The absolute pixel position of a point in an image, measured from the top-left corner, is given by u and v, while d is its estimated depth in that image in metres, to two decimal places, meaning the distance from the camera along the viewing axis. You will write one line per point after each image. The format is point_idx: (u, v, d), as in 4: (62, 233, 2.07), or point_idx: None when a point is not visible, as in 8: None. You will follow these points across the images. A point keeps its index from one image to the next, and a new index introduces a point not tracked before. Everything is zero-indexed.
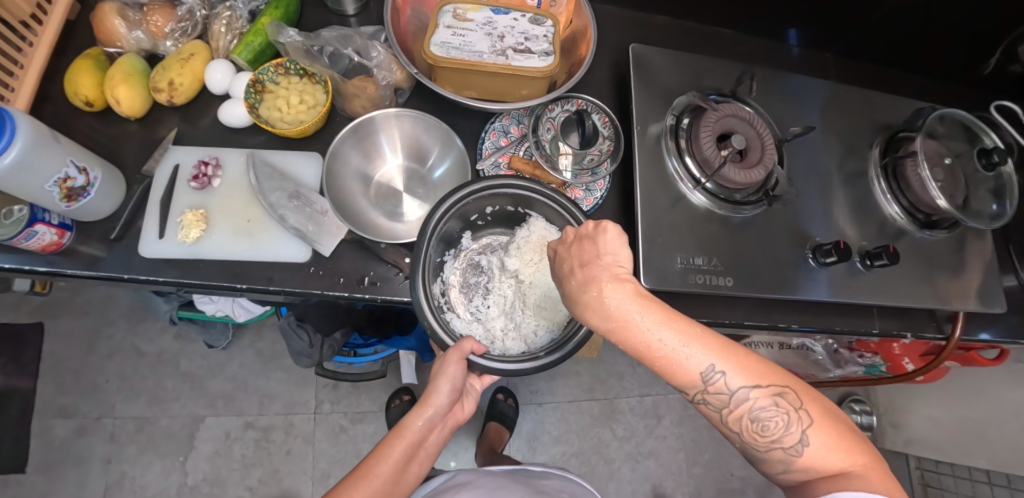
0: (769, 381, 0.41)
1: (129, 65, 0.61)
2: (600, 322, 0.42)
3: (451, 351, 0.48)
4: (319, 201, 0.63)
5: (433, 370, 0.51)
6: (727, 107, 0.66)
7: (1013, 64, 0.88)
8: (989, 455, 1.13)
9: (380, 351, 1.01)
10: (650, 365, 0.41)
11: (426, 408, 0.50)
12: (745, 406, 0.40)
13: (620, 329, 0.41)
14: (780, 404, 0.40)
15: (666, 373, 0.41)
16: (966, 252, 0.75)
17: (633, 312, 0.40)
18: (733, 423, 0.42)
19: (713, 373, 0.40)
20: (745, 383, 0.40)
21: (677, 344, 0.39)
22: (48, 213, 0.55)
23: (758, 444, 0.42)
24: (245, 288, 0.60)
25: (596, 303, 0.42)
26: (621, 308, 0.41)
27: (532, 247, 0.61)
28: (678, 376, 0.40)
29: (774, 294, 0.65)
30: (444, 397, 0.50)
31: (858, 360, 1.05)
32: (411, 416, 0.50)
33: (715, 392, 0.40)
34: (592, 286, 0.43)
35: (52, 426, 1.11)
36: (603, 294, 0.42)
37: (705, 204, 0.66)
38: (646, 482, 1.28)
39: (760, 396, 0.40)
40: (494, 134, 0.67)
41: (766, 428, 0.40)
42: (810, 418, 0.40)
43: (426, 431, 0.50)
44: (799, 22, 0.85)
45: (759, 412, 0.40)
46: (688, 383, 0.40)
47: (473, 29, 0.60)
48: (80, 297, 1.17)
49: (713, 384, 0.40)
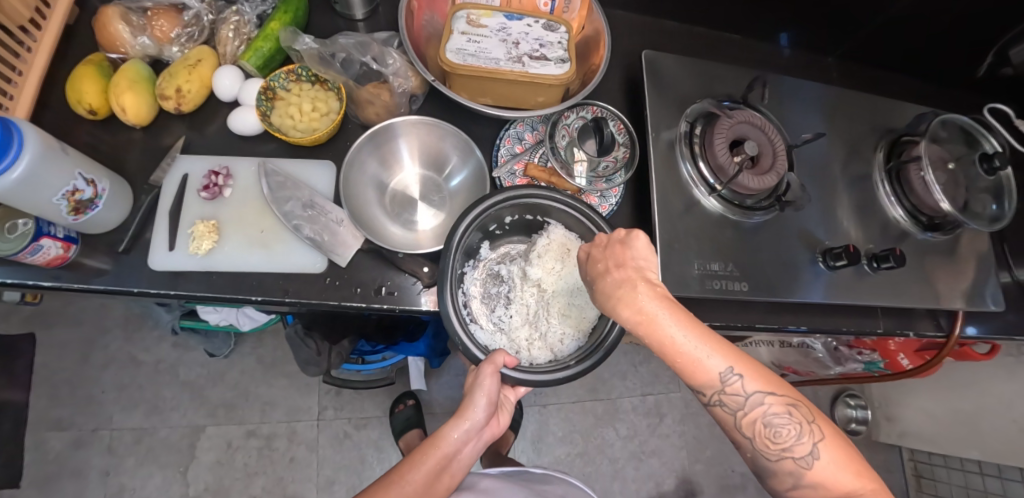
0: (783, 391, 0.41)
1: (134, 72, 0.59)
2: (628, 316, 0.43)
3: (485, 365, 0.51)
4: (334, 210, 0.61)
5: (469, 387, 0.55)
6: (741, 114, 0.66)
7: (1004, 68, 0.89)
8: (981, 446, 1.20)
9: (389, 357, 1.01)
10: (671, 361, 0.42)
11: (462, 421, 0.55)
12: (759, 411, 0.41)
13: (646, 323, 0.42)
14: (793, 414, 0.40)
15: (685, 370, 0.41)
16: (965, 252, 0.77)
17: (661, 310, 0.42)
18: (746, 427, 0.41)
19: (729, 375, 0.40)
20: (760, 389, 0.40)
21: (699, 342, 0.40)
22: (53, 227, 0.53)
23: (768, 452, 0.41)
24: (259, 300, 0.58)
25: (626, 298, 0.43)
26: (650, 304, 0.42)
27: (553, 254, 0.61)
28: (696, 375, 0.41)
29: (788, 298, 0.66)
30: (478, 412, 0.55)
31: (857, 357, 1.05)
32: (448, 428, 0.55)
33: (731, 393, 0.41)
34: (624, 285, 0.44)
35: (47, 439, 1.08)
36: (633, 292, 0.43)
37: (719, 209, 0.66)
38: (650, 480, 1.29)
39: (774, 403, 0.41)
40: (509, 141, 0.67)
41: (778, 435, 0.40)
42: (822, 433, 0.40)
43: (460, 444, 0.55)
44: (801, 28, 0.86)
45: (772, 417, 0.40)
46: (705, 382, 0.41)
47: (488, 35, 0.59)
48: (73, 306, 1.15)
49: (730, 385, 0.40)
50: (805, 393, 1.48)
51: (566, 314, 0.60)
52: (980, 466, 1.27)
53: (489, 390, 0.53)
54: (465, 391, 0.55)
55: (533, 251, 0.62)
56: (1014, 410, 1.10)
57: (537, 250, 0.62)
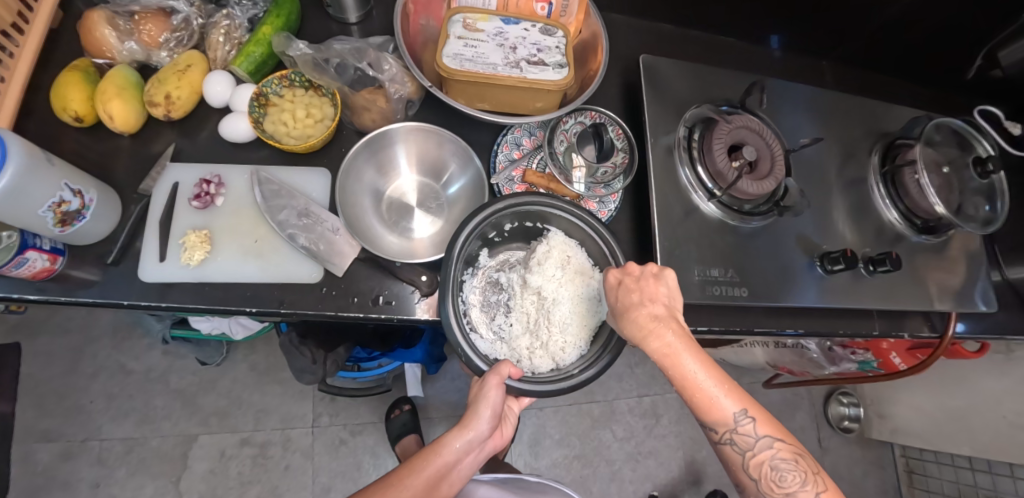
0: (788, 440, 0.45)
1: (121, 78, 0.58)
2: (655, 347, 0.45)
3: (490, 376, 0.51)
4: (330, 219, 0.60)
5: (474, 397, 0.54)
6: (739, 119, 0.67)
7: (994, 70, 0.90)
8: (971, 442, 1.23)
9: (385, 364, 1.00)
10: (690, 395, 0.44)
11: (464, 431, 0.54)
12: (766, 454, 0.44)
13: (671, 356, 0.44)
14: (798, 461, 0.44)
15: (702, 406, 0.44)
16: (958, 254, 0.78)
17: (688, 347, 0.44)
18: (752, 469, 0.44)
19: (743, 416, 0.44)
20: (769, 433, 0.44)
21: (720, 384, 0.44)
22: (38, 238, 0.52)
23: (771, 495, 0.44)
24: (255, 311, 0.57)
25: (655, 330, 0.45)
26: (679, 340, 0.45)
27: (553, 262, 0.61)
28: (712, 412, 0.44)
29: (786, 302, 0.66)
30: (481, 423, 0.54)
31: (851, 357, 1.05)
32: (450, 437, 0.55)
33: (742, 434, 0.44)
34: (654, 319, 0.46)
35: (34, 451, 1.05)
36: (663, 326, 0.45)
37: (717, 214, 0.66)
38: (647, 481, 1.29)
39: (782, 449, 0.44)
40: (507, 147, 0.66)
41: (783, 479, 0.43)
42: (823, 485, 0.43)
43: (461, 454, 0.54)
44: (796, 31, 0.86)
45: (778, 462, 0.44)
46: (719, 420, 0.44)
47: (485, 40, 0.59)
48: (59, 315, 1.12)
49: (743, 425, 0.44)
50: (799, 392, 1.49)
51: (568, 322, 0.59)
52: (970, 462, 1.30)
53: (494, 402, 0.52)
54: (469, 400, 0.54)
55: (532, 259, 0.62)
56: (1003, 406, 1.13)
57: (536, 257, 0.62)
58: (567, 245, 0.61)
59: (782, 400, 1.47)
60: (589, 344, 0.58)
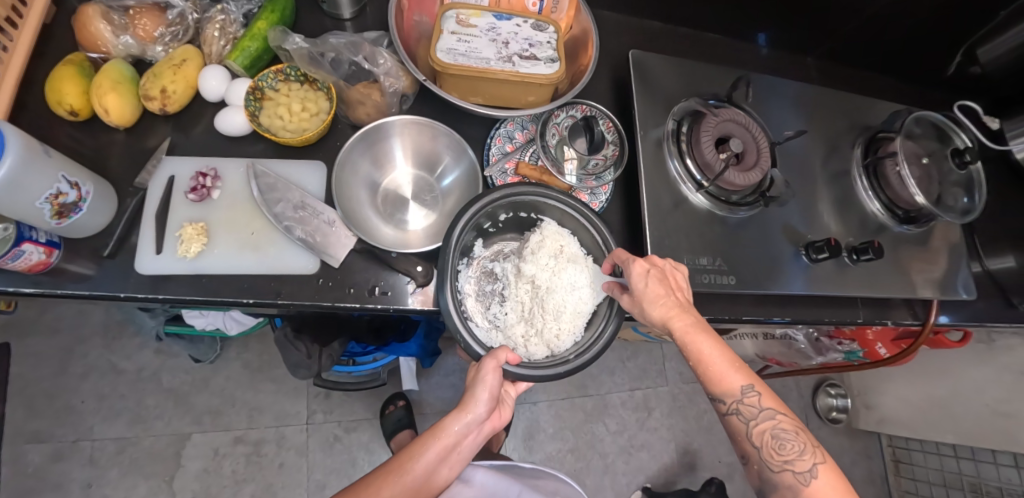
0: (789, 414, 0.48)
1: (117, 73, 0.58)
2: (678, 325, 0.50)
3: (487, 360, 0.52)
4: (326, 211, 0.61)
5: (472, 380, 0.55)
6: (726, 112, 0.69)
7: (972, 67, 0.94)
8: (955, 430, 1.26)
9: (380, 358, 1.00)
10: (704, 368, 0.48)
11: (463, 413, 0.55)
12: (768, 424, 0.47)
13: (691, 333, 0.49)
14: (797, 433, 0.46)
15: (713, 378, 0.48)
16: (939, 245, 0.80)
17: (706, 328, 0.50)
18: (755, 437, 0.47)
19: (749, 390, 0.47)
20: (772, 406, 0.47)
21: (733, 359, 0.48)
22: (34, 231, 0.52)
23: (771, 463, 0.46)
24: (252, 302, 0.58)
25: (678, 312, 0.50)
26: (698, 322, 0.50)
27: (547, 251, 0.62)
28: (722, 383, 0.48)
29: (772, 290, 0.68)
30: (479, 406, 0.55)
31: (838, 347, 1.08)
32: (449, 420, 0.56)
33: (748, 405, 0.47)
34: (677, 303, 0.51)
35: (25, 452, 1.04)
36: (685, 310, 0.50)
37: (705, 205, 0.68)
38: (640, 473, 1.31)
39: (782, 421, 0.47)
40: (500, 140, 0.68)
41: (782, 447, 0.46)
42: (822, 457, 0.45)
43: (460, 436, 0.56)
44: (781, 28, 0.88)
45: (779, 432, 0.46)
46: (727, 390, 0.48)
47: (478, 35, 0.60)
48: (49, 314, 1.11)
49: (749, 397, 0.47)
50: (788, 383, 1.51)
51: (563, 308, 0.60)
52: (955, 450, 1.34)
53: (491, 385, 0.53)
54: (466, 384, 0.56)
55: (526, 248, 0.63)
56: (985, 394, 1.16)
57: (529, 246, 0.63)
58: (562, 235, 0.63)
59: None
60: (583, 331, 0.60)
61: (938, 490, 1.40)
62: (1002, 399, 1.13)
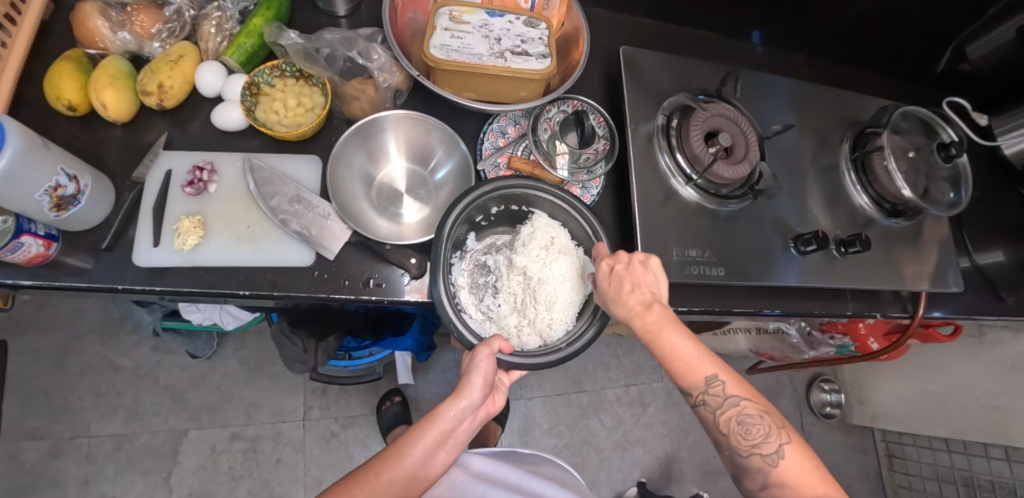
0: (756, 399, 0.48)
1: (114, 68, 0.59)
2: (640, 325, 0.50)
3: (481, 348, 0.53)
4: (321, 205, 0.62)
5: (467, 367, 0.55)
6: (715, 107, 0.70)
7: (961, 63, 0.95)
8: (947, 424, 1.28)
9: (376, 353, 1.01)
10: (668, 363, 0.49)
11: (459, 399, 0.56)
12: (734, 411, 0.48)
13: (653, 331, 0.50)
14: (763, 416, 0.47)
15: (679, 372, 0.49)
16: (927, 237, 0.81)
17: (671, 322, 0.50)
18: (722, 425, 0.48)
19: (714, 380, 0.48)
20: (737, 392, 0.48)
21: (696, 351, 0.49)
22: (33, 223, 0.52)
23: (740, 448, 0.48)
24: (248, 294, 0.59)
25: (639, 311, 0.50)
26: (660, 318, 0.50)
27: (539, 243, 0.63)
28: (687, 376, 0.49)
29: (760, 281, 0.69)
30: (474, 392, 0.55)
31: (830, 341, 1.09)
32: (445, 406, 0.56)
33: (714, 395, 0.48)
34: (641, 301, 0.51)
35: (22, 449, 1.04)
36: (647, 307, 0.50)
37: (695, 198, 0.69)
38: (635, 468, 1.32)
39: (748, 406, 0.48)
40: (493, 135, 0.69)
41: (748, 432, 0.47)
42: (788, 436, 0.47)
43: (456, 421, 0.56)
44: (772, 25, 0.89)
45: (745, 418, 0.47)
46: (693, 383, 0.49)
47: (471, 31, 0.61)
48: (46, 311, 1.12)
49: (715, 388, 0.48)
50: (782, 379, 1.53)
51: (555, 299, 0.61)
52: (947, 444, 1.35)
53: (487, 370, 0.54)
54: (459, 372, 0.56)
55: (518, 240, 0.64)
56: (976, 387, 1.18)
57: (520, 239, 0.64)
58: (553, 227, 0.64)
59: (765, 389, 1.50)
60: (574, 320, 0.61)
61: (931, 484, 1.41)
62: (993, 392, 1.14)
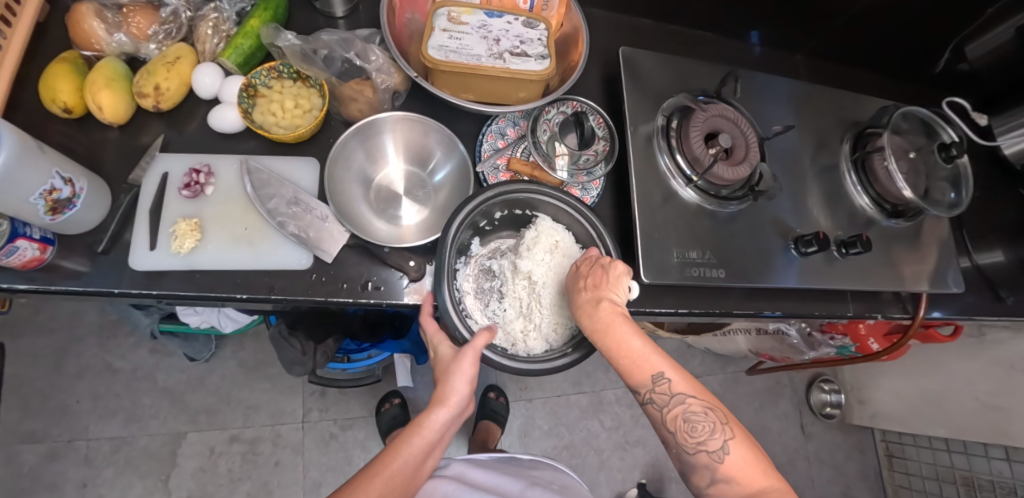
0: (703, 396, 0.48)
1: (110, 70, 0.58)
2: (589, 323, 0.51)
3: (466, 351, 0.51)
4: (318, 207, 0.61)
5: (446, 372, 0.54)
6: (715, 108, 0.70)
7: (959, 64, 0.95)
8: (947, 423, 1.28)
9: (375, 355, 1.01)
10: (615, 361, 0.50)
11: (443, 407, 0.55)
12: (680, 409, 0.47)
13: (601, 328, 0.50)
14: (708, 413, 0.47)
15: (626, 369, 0.49)
16: (927, 238, 0.81)
17: (617, 321, 0.50)
18: (669, 423, 0.48)
19: (660, 378, 0.48)
20: (683, 390, 0.47)
21: (641, 350, 0.48)
22: (29, 227, 0.52)
23: (686, 446, 0.47)
24: (245, 297, 0.58)
25: (589, 309, 0.52)
26: (609, 316, 0.50)
27: (543, 247, 0.63)
28: (633, 374, 0.48)
29: (761, 283, 0.69)
30: (459, 398, 0.54)
31: (830, 342, 1.09)
32: (429, 414, 0.55)
33: (660, 392, 0.48)
34: (591, 299, 0.52)
35: (20, 452, 1.04)
36: (596, 306, 0.51)
37: (695, 199, 0.69)
38: (635, 469, 1.32)
39: (693, 404, 0.47)
40: (492, 137, 0.68)
41: (694, 430, 0.47)
42: (732, 432, 0.46)
43: (443, 428, 0.56)
44: (771, 25, 0.89)
45: (691, 415, 0.47)
46: (640, 381, 0.48)
47: (469, 32, 0.60)
48: (44, 314, 1.11)
49: (660, 385, 0.47)
50: (782, 379, 1.52)
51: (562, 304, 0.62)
52: (947, 444, 1.35)
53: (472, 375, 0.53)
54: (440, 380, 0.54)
55: (522, 245, 0.64)
56: (976, 387, 1.18)
57: (525, 243, 0.63)
58: (558, 231, 0.63)
59: (765, 389, 1.50)
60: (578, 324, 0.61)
61: (931, 484, 1.41)
62: (993, 392, 1.14)
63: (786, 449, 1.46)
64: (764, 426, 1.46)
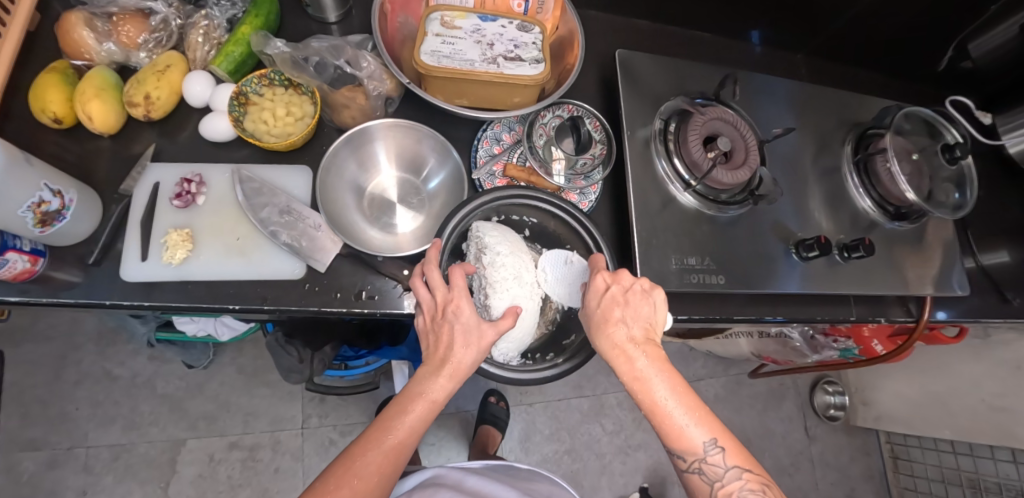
0: (755, 471, 0.46)
1: (100, 79, 0.58)
2: (626, 370, 0.47)
3: (473, 327, 0.48)
4: (312, 215, 0.61)
5: (453, 339, 0.47)
6: (713, 110, 0.69)
7: (963, 61, 0.93)
8: (952, 425, 1.26)
9: (372, 362, 1.00)
10: (657, 423, 0.46)
11: (452, 380, 0.47)
12: (734, 486, 0.44)
13: (640, 381, 0.46)
14: (763, 492, 0.44)
15: (670, 435, 0.45)
16: (932, 241, 0.80)
17: (659, 374, 0.46)
18: None
19: (712, 446, 0.45)
20: (737, 464, 0.44)
21: (683, 410, 0.45)
22: (19, 239, 0.51)
23: None
24: (237, 308, 0.57)
25: (630, 353, 0.47)
26: (650, 365, 0.46)
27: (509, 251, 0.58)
28: (681, 441, 0.45)
29: (760, 289, 0.67)
30: (466, 371, 0.48)
31: (834, 345, 1.07)
32: (430, 386, 0.47)
33: (711, 463, 0.45)
34: (630, 339, 0.48)
35: (19, 460, 1.04)
36: (637, 349, 0.47)
37: (694, 204, 0.68)
38: (637, 473, 1.31)
39: (749, 480, 0.44)
40: (487, 142, 0.67)
41: None
42: None
43: (444, 402, 0.47)
44: (771, 24, 0.87)
45: (746, 493, 0.44)
46: (688, 449, 0.45)
47: (462, 37, 0.59)
48: (42, 322, 1.11)
49: (712, 456, 0.44)
50: (785, 381, 1.51)
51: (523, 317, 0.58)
52: (953, 446, 1.34)
53: (487, 344, 0.48)
54: (451, 346, 0.47)
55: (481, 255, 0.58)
56: (982, 389, 1.16)
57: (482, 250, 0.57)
58: (505, 232, 0.60)
59: (769, 391, 1.48)
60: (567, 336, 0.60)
61: (937, 486, 1.40)
62: (999, 393, 1.13)
63: (790, 451, 1.45)
64: (768, 429, 1.45)
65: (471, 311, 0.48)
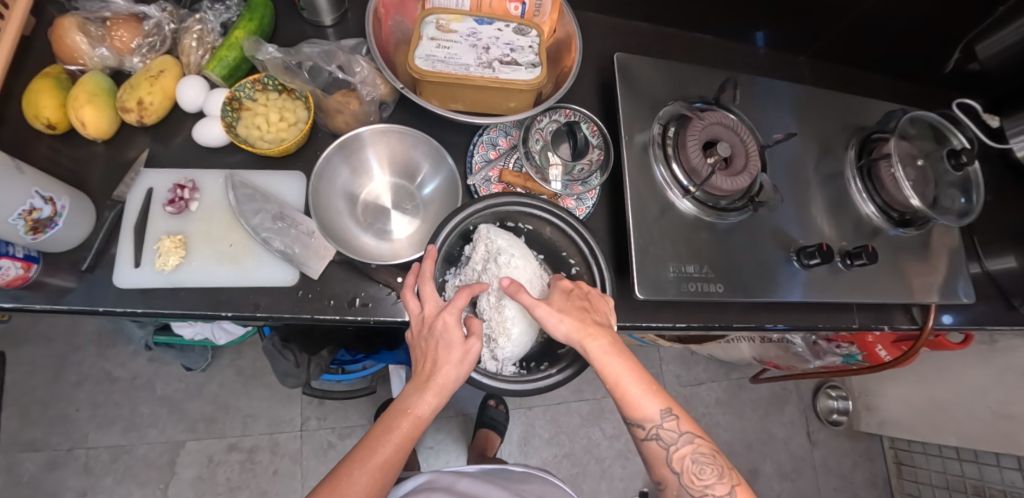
0: (706, 437, 0.48)
1: (93, 85, 0.57)
2: (595, 346, 0.47)
3: (455, 343, 0.47)
4: (305, 222, 0.61)
5: (436, 356, 0.47)
6: (712, 115, 0.67)
7: (970, 64, 0.91)
8: (957, 432, 1.25)
9: (369, 366, 1.00)
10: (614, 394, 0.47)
11: (436, 396, 0.47)
12: (687, 449, 0.46)
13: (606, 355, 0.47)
14: (714, 456, 0.46)
15: (629, 405, 0.47)
16: (938, 248, 0.78)
17: (621, 353, 0.47)
18: (675, 462, 0.46)
19: (667, 414, 0.46)
20: (690, 430, 0.46)
21: (642, 382, 0.47)
22: (11, 246, 0.51)
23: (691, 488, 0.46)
24: (229, 315, 0.57)
25: (592, 334, 0.48)
26: (612, 344, 0.48)
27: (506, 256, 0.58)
28: (638, 409, 0.46)
29: (759, 297, 0.66)
30: (451, 387, 0.47)
31: (836, 351, 1.07)
32: (415, 402, 0.46)
33: (667, 429, 0.46)
34: (595, 322, 0.49)
35: (20, 461, 1.04)
36: (600, 331, 0.48)
37: (693, 211, 0.67)
38: (637, 477, 1.30)
39: (701, 445, 0.46)
40: (483, 148, 0.67)
41: (702, 472, 0.46)
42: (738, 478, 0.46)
43: (430, 419, 0.47)
44: (773, 26, 0.85)
45: (698, 456, 0.46)
46: (646, 416, 0.46)
47: (458, 41, 0.57)
48: (42, 324, 1.11)
49: (669, 422, 0.46)
50: (788, 386, 1.49)
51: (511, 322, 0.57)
52: (957, 452, 1.32)
53: (474, 357, 0.48)
54: (438, 364, 0.47)
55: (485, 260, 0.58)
56: (987, 396, 1.14)
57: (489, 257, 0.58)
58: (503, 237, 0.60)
59: (771, 396, 1.47)
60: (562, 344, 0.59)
61: (941, 493, 1.39)
62: (1004, 401, 1.11)
63: (792, 456, 1.44)
64: (770, 434, 1.44)
65: (454, 326, 0.47)
